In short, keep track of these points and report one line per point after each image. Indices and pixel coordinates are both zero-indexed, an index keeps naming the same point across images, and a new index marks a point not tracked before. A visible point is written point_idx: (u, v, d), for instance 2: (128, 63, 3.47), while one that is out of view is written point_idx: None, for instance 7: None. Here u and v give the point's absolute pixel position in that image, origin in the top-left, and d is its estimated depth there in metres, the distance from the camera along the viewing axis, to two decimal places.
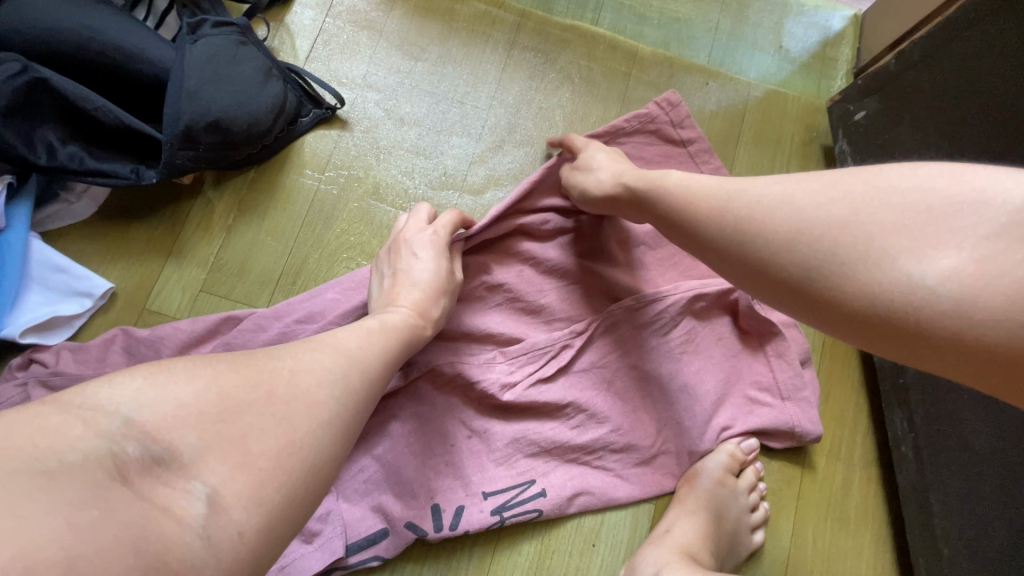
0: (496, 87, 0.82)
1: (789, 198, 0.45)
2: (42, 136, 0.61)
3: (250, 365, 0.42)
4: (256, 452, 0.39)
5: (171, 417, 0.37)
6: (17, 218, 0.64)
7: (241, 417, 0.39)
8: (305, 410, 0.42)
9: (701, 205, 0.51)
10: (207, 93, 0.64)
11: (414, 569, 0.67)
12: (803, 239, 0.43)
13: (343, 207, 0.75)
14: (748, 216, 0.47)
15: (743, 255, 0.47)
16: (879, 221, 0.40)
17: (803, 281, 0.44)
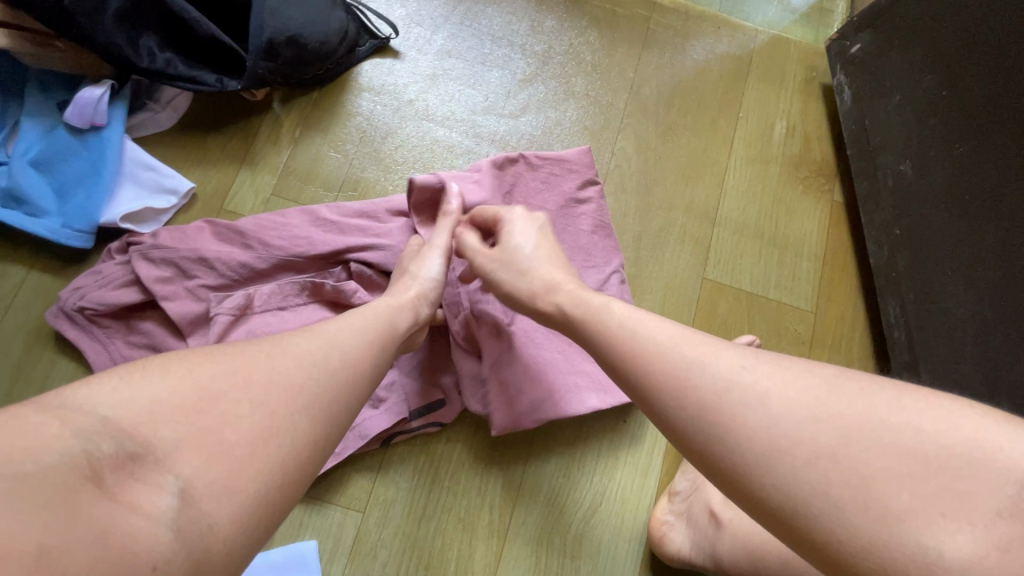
0: (531, 25, 0.91)
1: (767, 385, 0.39)
2: (144, 43, 0.68)
3: (227, 353, 0.44)
4: (233, 440, 0.39)
5: (145, 412, 0.37)
6: (116, 119, 0.71)
7: (217, 405, 0.40)
8: (279, 392, 0.43)
9: (659, 373, 0.43)
10: (286, 12, 0.72)
11: (465, 438, 0.73)
12: (778, 442, 0.36)
13: (398, 127, 0.84)
14: (706, 407, 0.40)
15: (710, 441, 0.39)
16: (862, 413, 0.36)
17: (786, 506, 0.35)
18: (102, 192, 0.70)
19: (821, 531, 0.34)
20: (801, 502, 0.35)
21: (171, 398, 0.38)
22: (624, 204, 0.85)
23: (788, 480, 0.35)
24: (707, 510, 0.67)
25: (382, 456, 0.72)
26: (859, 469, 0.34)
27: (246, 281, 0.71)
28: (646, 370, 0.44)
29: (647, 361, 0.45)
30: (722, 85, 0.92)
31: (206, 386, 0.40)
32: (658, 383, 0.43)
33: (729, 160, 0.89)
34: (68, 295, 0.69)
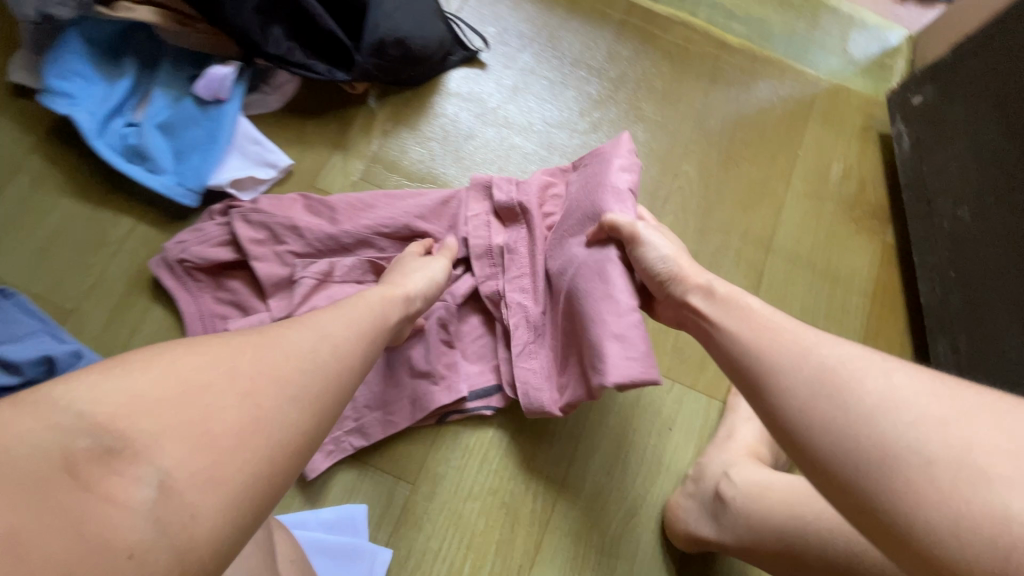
0: (609, 52, 0.97)
1: (888, 376, 0.42)
2: (273, 31, 0.76)
3: (210, 346, 0.42)
4: (217, 433, 0.38)
5: (126, 406, 0.36)
6: (235, 95, 0.78)
7: (202, 398, 0.39)
8: (266, 383, 0.42)
9: (776, 350, 0.49)
10: (399, 16, 0.80)
11: (517, 425, 0.76)
12: (882, 412, 0.40)
13: (478, 130, 0.90)
14: (811, 392, 0.44)
15: (813, 405, 0.44)
16: (981, 407, 0.38)
17: (873, 466, 0.38)
18: (214, 158, 0.77)
19: (902, 493, 0.36)
20: (887, 464, 0.38)
21: (152, 392, 0.37)
22: (684, 223, 0.89)
23: (883, 449, 0.38)
24: (716, 492, 0.68)
25: (437, 430, 0.75)
26: (967, 451, 0.36)
27: (331, 252, 0.77)
28: (775, 361, 0.48)
29: (768, 344, 0.50)
30: (784, 125, 0.97)
31: (188, 379, 0.39)
32: (771, 370, 0.48)
33: (786, 193, 0.93)
34: (171, 247, 0.75)
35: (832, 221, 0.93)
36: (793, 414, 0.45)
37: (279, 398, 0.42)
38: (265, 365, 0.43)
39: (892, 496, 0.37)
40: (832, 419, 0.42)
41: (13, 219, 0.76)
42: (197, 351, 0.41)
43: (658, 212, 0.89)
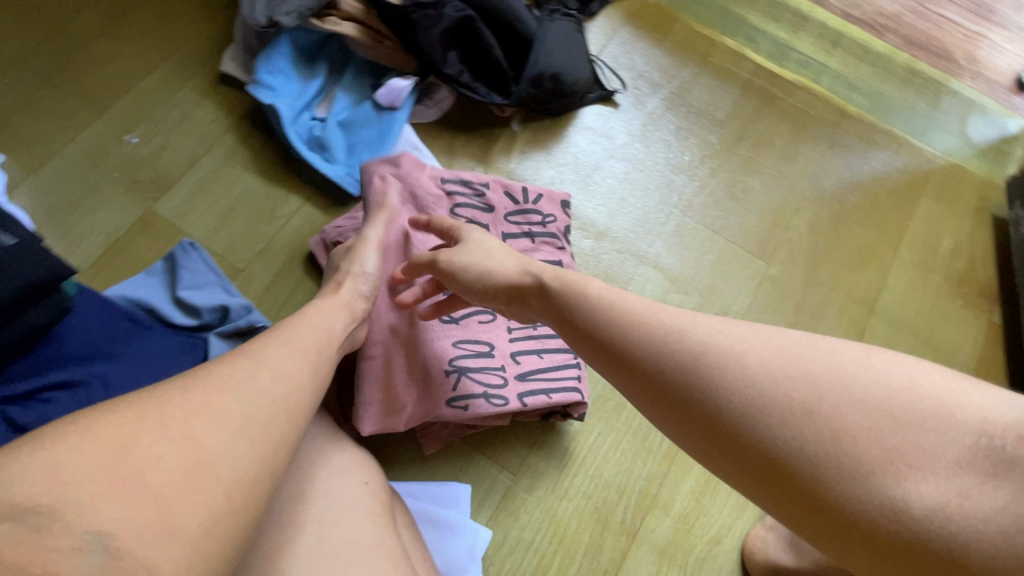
0: (732, 108, 1.04)
1: (742, 361, 0.45)
2: (450, 56, 0.87)
3: (129, 406, 0.43)
4: (156, 484, 0.40)
5: (43, 484, 0.38)
6: (406, 105, 0.89)
7: (133, 454, 0.40)
8: (203, 422, 0.44)
9: (646, 339, 0.50)
10: (557, 56, 0.90)
11: (615, 438, 0.81)
12: (790, 420, 0.42)
13: (604, 162, 0.98)
14: (698, 387, 0.46)
15: (704, 407, 0.45)
16: (829, 381, 0.43)
17: (797, 481, 0.41)
18: (380, 156, 0.87)
19: (813, 499, 0.41)
20: (795, 474, 0.42)
21: (74, 464, 0.39)
22: (790, 275, 0.94)
23: (811, 464, 0.41)
24: None
25: (541, 430, 0.81)
26: (849, 448, 0.40)
27: None
28: (655, 355, 0.49)
29: (632, 331, 0.51)
30: (896, 195, 1.01)
31: (112, 443, 0.40)
32: (648, 360, 0.49)
33: (894, 260, 0.96)
34: (330, 230, 0.84)
35: (938, 292, 0.95)
36: (701, 414, 0.45)
37: (218, 436, 0.44)
38: (198, 412, 0.44)
39: (809, 499, 0.41)
40: (740, 423, 0.44)
41: (205, 185, 0.88)
42: (111, 416, 0.42)
43: (767, 260, 0.94)
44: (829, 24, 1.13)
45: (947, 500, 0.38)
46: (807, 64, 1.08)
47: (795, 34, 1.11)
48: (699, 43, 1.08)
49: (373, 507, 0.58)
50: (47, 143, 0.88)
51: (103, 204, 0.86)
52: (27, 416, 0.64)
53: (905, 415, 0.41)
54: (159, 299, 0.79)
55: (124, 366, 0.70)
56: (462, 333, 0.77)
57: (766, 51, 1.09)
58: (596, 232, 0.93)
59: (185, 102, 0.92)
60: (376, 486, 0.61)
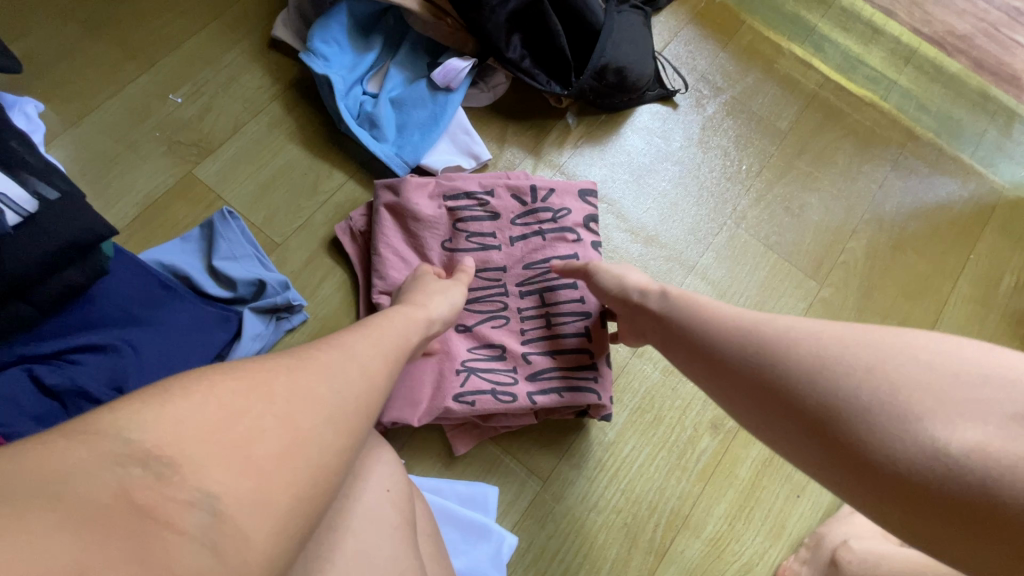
0: (794, 119, 1.00)
1: (816, 335, 0.45)
2: (513, 39, 0.84)
3: (241, 368, 0.40)
4: (259, 455, 0.37)
5: (170, 435, 0.35)
6: (461, 87, 0.86)
7: (245, 418, 0.38)
8: (307, 400, 0.41)
9: (731, 325, 0.51)
10: (623, 49, 0.86)
11: (651, 452, 0.78)
12: (866, 386, 0.41)
13: (657, 164, 0.94)
14: (777, 363, 0.46)
15: (775, 381, 0.45)
16: (891, 351, 0.42)
17: (892, 455, 0.39)
18: (430, 140, 0.84)
19: (874, 471, 0.40)
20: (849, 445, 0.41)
21: (192, 419, 0.36)
22: (843, 299, 0.90)
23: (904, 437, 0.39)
24: (832, 556, 0.70)
25: (575, 437, 0.77)
26: (905, 416, 0.39)
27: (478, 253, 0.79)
28: (736, 336, 0.50)
29: (716, 317, 0.52)
30: (959, 225, 0.96)
31: (228, 402, 0.38)
32: (730, 342, 0.50)
33: (951, 292, 0.92)
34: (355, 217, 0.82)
35: (994, 330, 0.91)
36: (782, 388, 0.45)
37: (318, 418, 0.41)
38: (304, 392, 0.41)
39: (868, 471, 0.40)
40: (823, 394, 0.43)
41: (247, 153, 0.85)
42: (229, 375, 0.40)
43: (820, 281, 0.91)
44: (902, 39, 1.08)
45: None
46: (876, 79, 1.04)
47: (866, 47, 1.06)
48: (766, 49, 1.03)
49: (395, 519, 0.51)
50: (89, 95, 0.85)
51: (143, 164, 0.83)
52: (54, 377, 0.62)
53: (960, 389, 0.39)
54: (193, 267, 0.76)
55: (153, 334, 0.68)
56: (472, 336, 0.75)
57: (834, 62, 1.04)
58: (645, 236, 0.90)
59: (233, 66, 0.89)
60: (399, 494, 0.53)
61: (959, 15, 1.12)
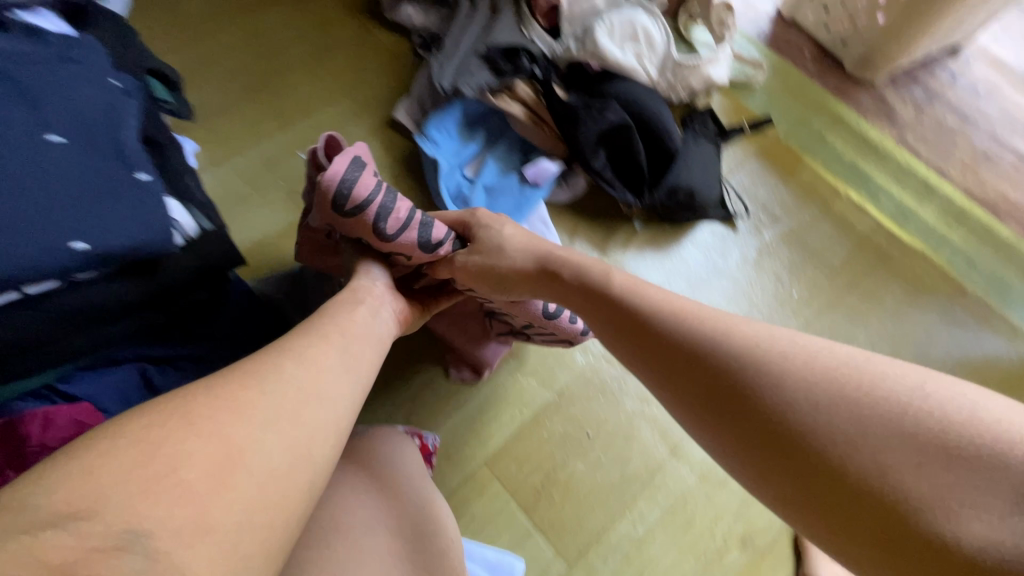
0: (847, 256, 1.06)
1: (782, 351, 0.48)
2: (599, 152, 0.95)
3: (153, 413, 0.43)
4: (189, 477, 0.40)
5: (81, 488, 0.36)
6: (546, 185, 0.97)
7: (160, 451, 0.40)
8: (223, 415, 0.44)
9: (700, 330, 0.52)
10: (692, 175, 0.97)
11: (678, 557, 0.79)
12: (820, 407, 0.44)
13: (711, 278, 1.01)
14: (736, 367, 0.48)
15: (731, 384, 0.48)
16: (856, 378, 0.45)
17: (837, 472, 0.42)
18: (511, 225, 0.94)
19: (839, 488, 0.42)
20: (848, 486, 0.42)
21: (109, 463, 0.38)
22: None
23: (850, 457, 0.42)
24: None
25: (605, 527, 0.79)
26: (882, 447, 0.41)
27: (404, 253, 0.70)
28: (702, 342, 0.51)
29: (687, 323, 0.54)
30: (1005, 383, 0.98)
31: (145, 441, 0.40)
32: (692, 344, 0.52)
33: None
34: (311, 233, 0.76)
35: None
36: (738, 391, 0.48)
37: (249, 427, 0.45)
38: (238, 406, 0.46)
39: (822, 479, 0.43)
40: (777, 401, 0.46)
41: None
42: (129, 425, 0.41)
43: None
44: (955, 199, 1.15)
45: (1007, 539, 0.36)
46: (928, 232, 1.10)
47: (919, 201, 1.14)
48: (823, 191, 1.12)
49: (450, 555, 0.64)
50: (235, 143, 1.01)
51: (266, 206, 0.96)
52: (162, 379, 0.71)
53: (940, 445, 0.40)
54: None
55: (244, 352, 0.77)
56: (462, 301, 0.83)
57: (887, 210, 1.12)
58: None
59: (354, 136, 1.04)
60: (454, 544, 0.65)
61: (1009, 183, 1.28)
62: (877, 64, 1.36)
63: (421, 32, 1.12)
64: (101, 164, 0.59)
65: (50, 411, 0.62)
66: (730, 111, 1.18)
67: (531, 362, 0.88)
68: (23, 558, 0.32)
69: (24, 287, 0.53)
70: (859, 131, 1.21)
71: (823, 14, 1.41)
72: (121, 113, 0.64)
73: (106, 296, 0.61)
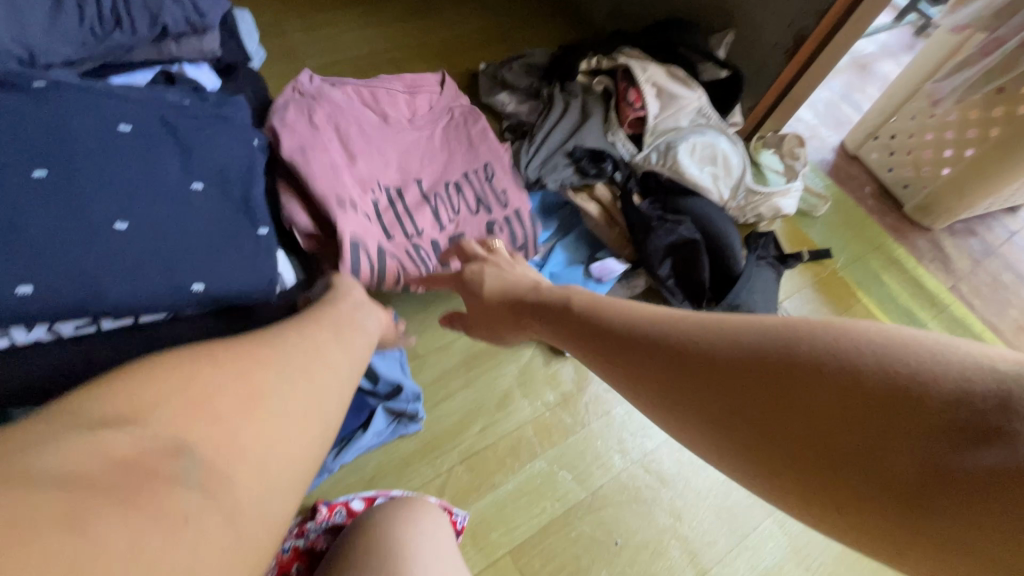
0: None
1: (720, 332, 0.43)
2: (665, 260, 0.99)
3: (188, 354, 0.43)
4: (223, 413, 0.40)
5: (143, 400, 0.37)
6: (609, 282, 1.01)
7: (204, 379, 0.40)
8: (255, 367, 0.44)
9: (647, 326, 0.49)
10: (754, 296, 0.99)
11: None
12: (759, 385, 0.40)
13: None
14: (681, 357, 0.45)
15: (677, 374, 0.45)
16: (791, 344, 0.39)
17: (809, 459, 0.37)
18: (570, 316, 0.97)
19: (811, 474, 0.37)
20: (797, 441, 0.37)
21: (149, 388, 0.37)
22: None
23: (802, 437, 0.37)
24: None
25: None
26: (840, 422, 0.35)
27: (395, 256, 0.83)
28: (651, 334, 0.48)
29: (637, 321, 0.50)
30: None
31: (185, 374, 0.40)
32: (645, 336, 0.49)
33: None
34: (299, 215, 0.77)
35: None
36: (688, 384, 0.44)
37: (269, 376, 0.45)
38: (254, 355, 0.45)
39: (792, 470, 0.38)
40: (723, 387, 0.41)
41: None
42: (171, 361, 0.41)
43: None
44: None
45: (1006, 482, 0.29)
46: None
47: None
48: None
49: None
50: None
51: None
52: None
53: (861, 386, 0.35)
54: None
55: None
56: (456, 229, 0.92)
57: None
58: None
59: None
60: None
61: None
62: (937, 212, 1.40)
63: (511, 118, 1.21)
64: (232, 220, 0.65)
65: None
66: (790, 239, 1.22)
67: (568, 454, 0.89)
68: (87, 450, 0.31)
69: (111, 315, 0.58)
70: (916, 277, 1.24)
71: (887, 156, 1.47)
72: (257, 171, 0.70)
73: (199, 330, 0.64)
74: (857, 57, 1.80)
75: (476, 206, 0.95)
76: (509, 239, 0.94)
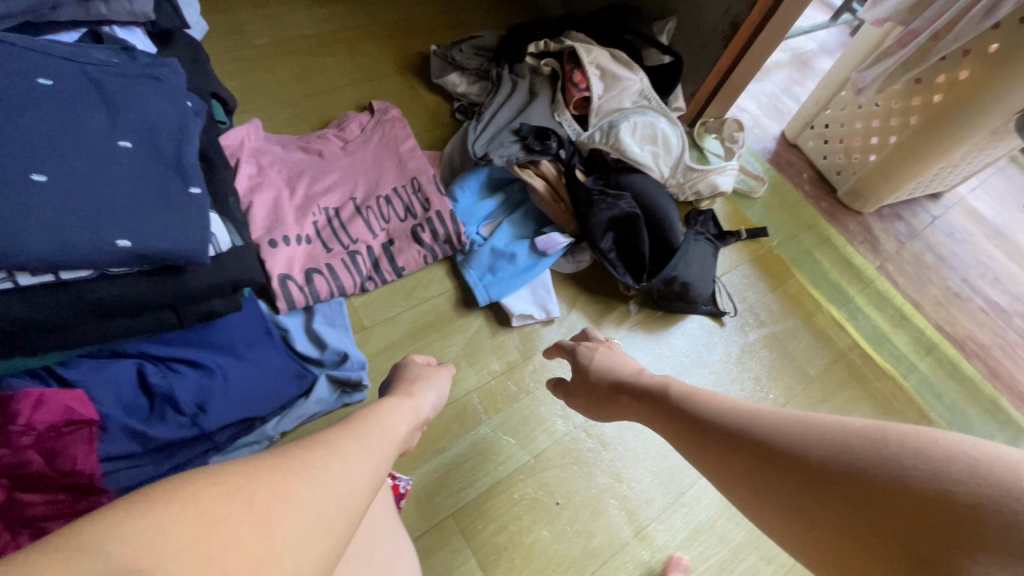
0: (823, 369, 1.12)
1: (802, 431, 0.50)
2: (607, 235, 1.03)
3: (225, 470, 0.40)
4: (233, 564, 0.36)
5: (159, 541, 0.34)
6: (553, 255, 1.03)
7: (225, 525, 0.37)
8: (285, 511, 0.40)
9: (737, 419, 0.57)
10: (690, 269, 1.04)
11: None
12: (827, 478, 0.46)
13: (695, 367, 1.05)
14: (769, 451, 0.51)
15: (765, 470, 0.51)
16: (865, 446, 0.45)
17: (874, 553, 0.42)
18: (513, 286, 1.00)
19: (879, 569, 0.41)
20: (867, 542, 0.42)
21: (171, 524, 0.35)
22: None
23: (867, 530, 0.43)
24: None
25: None
26: (899, 520, 0.41)
27: (320, 265, 0.92)
28: (739, 428, 0.56)
29: (729, 415, 0.58)
30: None
31: (211, 512, 0.37)
32: (735, 428, 0.56)
33: None
34: (266, 234, 0.90)
35: None
36: (772, 476, 0.50)
37: (296, 525, 0.40)
38: (285, 494, 0.41)
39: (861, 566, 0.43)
40: (802, 483, 0.48)
41: None
42: (216, 492, 0.38)
43: None
44: (926, 332, 1.23)
45: None
46: (899, 358, 1.18)
47: (894, 328, 1.22)
48: (808, 304, 1.20)
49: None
50: None
51: None
52: (157, 378, 0.72)
53: (940, 507, 0.39)
54: (294, 325, 0.89)
55: (242, 366, 0.78)
56: (382, 237, 0.99)
57: (864, 331, 1.20)
58: None
59: None
60: None
61: (979, 325, 1.37)
62: (866, 197, 1.49)
63: (463, 98, 1.23)
64: (161, 177, 0.64)
65: (44, 392, 0.63)
66: (730, 218, 1.28)
67: (513, 421, 0.91)
68: None
69: (17, 275, 0.56)
70: (845, 255, 1.31)
71: (822, 144, 1.55)
72: (187, 128, 0.69)
73: (124, 288, 0.64)
74: (798, 53, 1.89)
75: (404, 214, 1.01)
76: (433, 239, 1.00)
